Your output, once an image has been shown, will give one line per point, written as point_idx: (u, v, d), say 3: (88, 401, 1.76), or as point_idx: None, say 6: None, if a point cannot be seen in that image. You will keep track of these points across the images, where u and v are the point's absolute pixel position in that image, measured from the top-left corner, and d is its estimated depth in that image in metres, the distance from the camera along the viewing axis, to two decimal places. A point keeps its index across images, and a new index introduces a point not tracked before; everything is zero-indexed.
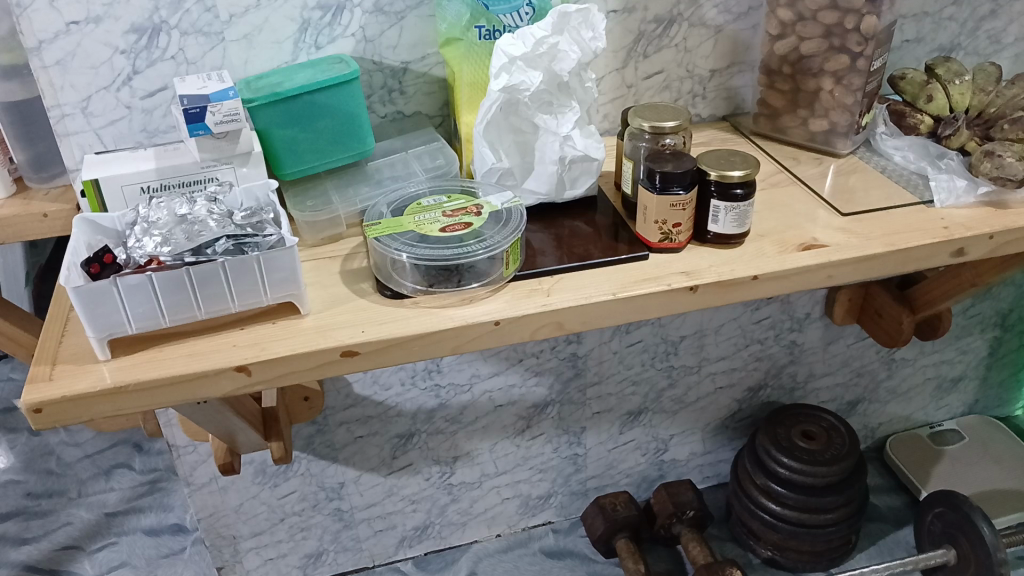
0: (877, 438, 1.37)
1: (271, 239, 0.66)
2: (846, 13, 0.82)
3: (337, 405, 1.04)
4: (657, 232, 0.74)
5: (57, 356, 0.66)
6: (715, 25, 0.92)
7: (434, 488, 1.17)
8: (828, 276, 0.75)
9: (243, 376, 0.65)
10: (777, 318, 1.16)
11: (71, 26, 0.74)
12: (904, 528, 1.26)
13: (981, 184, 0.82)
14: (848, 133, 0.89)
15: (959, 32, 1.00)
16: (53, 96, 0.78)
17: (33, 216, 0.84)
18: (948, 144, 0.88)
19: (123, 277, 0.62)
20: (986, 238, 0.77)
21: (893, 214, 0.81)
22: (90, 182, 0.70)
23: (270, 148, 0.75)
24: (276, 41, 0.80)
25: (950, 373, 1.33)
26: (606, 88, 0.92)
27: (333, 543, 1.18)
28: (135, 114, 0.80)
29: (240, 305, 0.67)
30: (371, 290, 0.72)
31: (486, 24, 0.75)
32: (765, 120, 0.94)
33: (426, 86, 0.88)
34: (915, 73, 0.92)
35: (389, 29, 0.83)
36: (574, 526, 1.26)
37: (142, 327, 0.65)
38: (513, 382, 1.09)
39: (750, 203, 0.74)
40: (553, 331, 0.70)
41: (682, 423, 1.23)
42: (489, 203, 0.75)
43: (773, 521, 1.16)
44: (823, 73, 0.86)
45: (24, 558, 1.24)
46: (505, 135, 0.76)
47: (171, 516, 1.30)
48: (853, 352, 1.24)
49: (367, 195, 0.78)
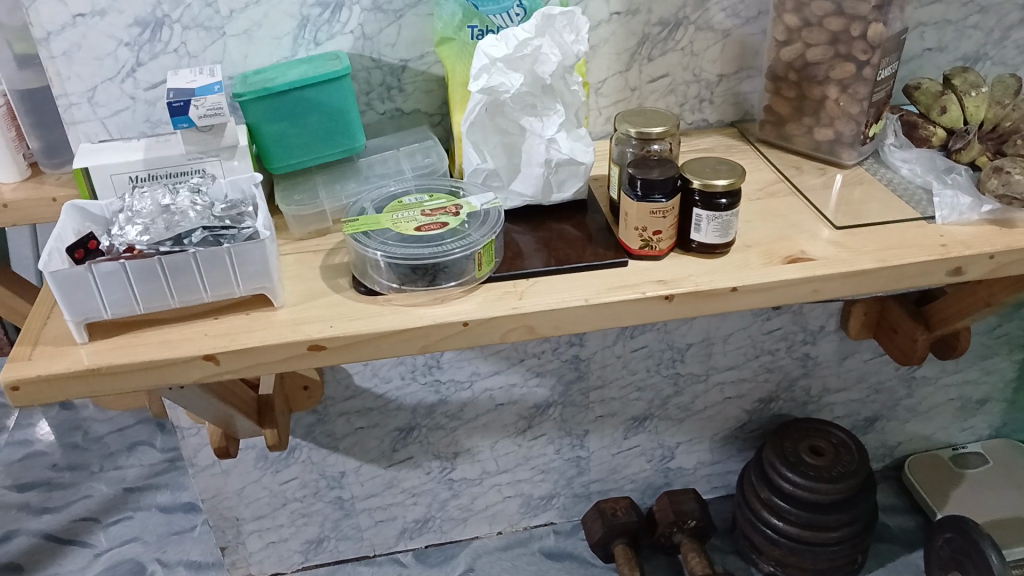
0: (895, 457, 1.33)
1: (246, 232, 0.68)
2: (852, 20, 0.80)
3: (337, 395, 1.05)
4: (637, 239, 0.73)
5: (39, 337, 0.68)
6: (723, 29, 0.90)
7: (435, 483, 1.18)
8: (814, 290, 0.73)
9: (211, 365, 0.66)
10: (789, 329, 1.14)
11: (77, 18, 0.76)
12: (916, 551, 1.22)
13: (986, 202, 0.79)
14: (853, 143, 0.86)
15: (984, 41, 0.96)
16: (61, 86, 0.80)
17: (42, 200, 0.87)
18: (958, 158, 0.85)
19: (98, 264, 0.63)
20: (986, 257, 0.75)
21: (891, 229, 0.78)
22: (79, 170, 0.71)
23: (261, 142, 0.76)
24: (275, 36, 0.82)
25: (974, 395, 1.28)
26: (607, 91, 0.91)
27: (334, 531, 1.19)
28: (138, 105, 0.83)
29: (213, 296, 0.68)
30: (347, 285, 0.73)
31: (479, 24, 0.76)
32: (770, 128, 0.92)
33: (425, 84, 0.88)
34: (930, 83, 0.88)
35: (387, 27, 0.83)
36: (576, 528, 1.25)
37: (118, 313, 0.67)
38: (514, 382, 1.09)
39: (733, 213, 0.72)
40: (524, 334, 0.70)
41: (689, 431, 1.21)
42: (469, 203, 0.75)
43: (775, 536, 1.14)
44: (829, 81, 0.84)
45: (44, 527, 1.28)
46: (491, 136, 0.75)
47: (185, 494, 1.33)
48: (870, 368, 1.21)
49: (353, 191, 0.79)
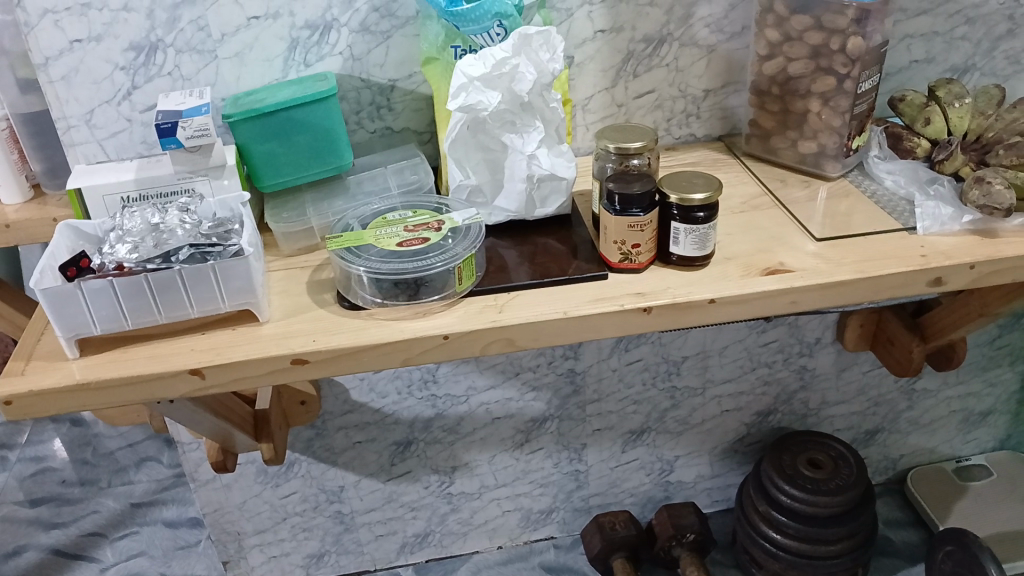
0: (898, 470, 1.33)
1: (232, 249, 0.70)
2: (831, 34, 0.81)
3: (335, 410, 1.07)
4: (617, 252, 0.74)
5: (32, 353, 0.70)
6: (707, 45, 0.91)
7: (434, 497, 1.19)
8: (793, 301, 0.74)
9: (197, 379, 0.68)
10: (786, 342, 1.14)
11: (74, 43, 0.79)
12: (919, 565, 1.21)
13: (967, 212, 0.79)
14: (837, 156, 0.87)
15: (973, 53, 0.97)
16: (60, 109, 0.83)
17: (44, 220, 0.89)
18: (941, 169, 0.85)
19: (86, 281, 0.65)
20: (967, 267, 0.75)
21: (871, 241, 0.79)
22: (72, 191, 0.74)
23: (251, 162, 0.78)
24: (266, 59, 0.84)
25: (977, 407, 1.28)
26: (594, 107, 0.93)
27: (335, 545, 1.20)
28: (135, 127, 0.85)
29: (200, 312, 0.70)
30: (332, 300, 0.74)
31: (462, 44, 0.78)
32: (757, 141, 0.93)
33: (414, 103, 0.89)
34: (915, 94, 0.89)
35: (375, 47, 0.85)
36: (576, 542, 1.26)
37: (108, 328, 0.69)
38: (511, 396, 1.10)
39: (711, 226, 0.73)
40: (504, 347, 0.71)
41: (688, 445, 1.22)
42: (451, 219, 0.76)
43: (774, 550, 1.13)
44: (811, 94, 0.85)
45: (53, 541, 1.31)
46: (473, 153, 0.77)
47: (190, 509, 1.34)
48: (869, 380, 1.20)
49: (341, 208, 0.81)
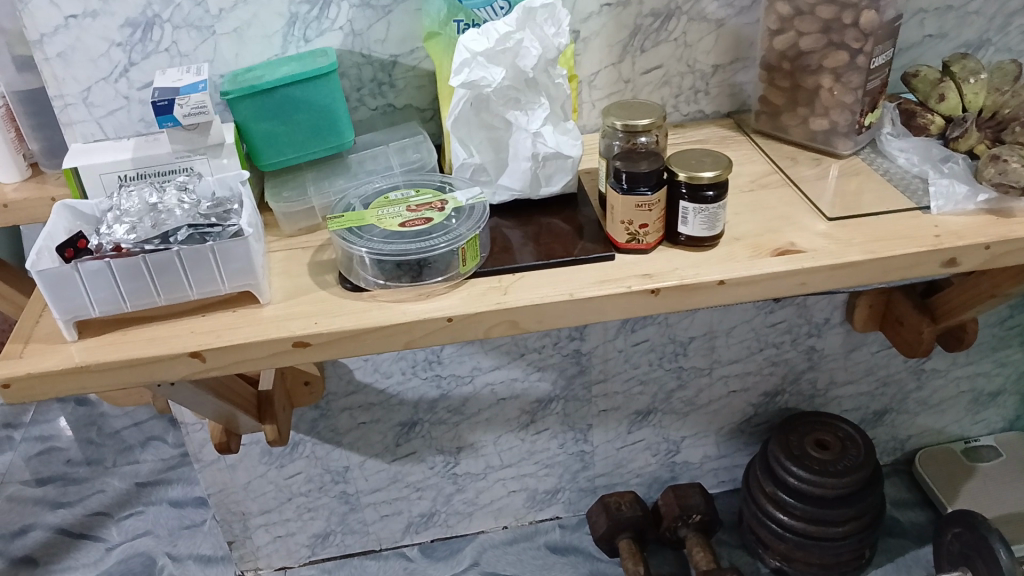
0: (906, 450, 1.32)
1: (231, 229, 0.68)
2: (843, 8, 0.79)
3: (339, 391, 1.06)
4: (624, 233, 0.73)
5: (31, 335, 0.69)
6: (715, 20, 0.89)
7: (438, 477, 1.18)
8: (802, 282, 0.72)
9: (197, 361, 0.67)
10: (794, 322, 1.12)
11: (70, 20, 0.77)
12: (926, 546, 1.20)
13: (982, 190, 0.77)
14: (848, 133, 0.85)
15: (987, 27, 0.95)
16: (57, 87, 0.81)
17: (43, 200, 0.88)
18: (956, 147, 0.83)
19: (84, 262, 0.64)
20: (981, 248, 0.73)
21: (883, 220, 0.77)
22: (68, 170, 0.73)
23: (251, 140, 0.77)
24: (265, 35, 0.82)
25: (987, 387, 1.26)
26: (600, 84, 0.91)
27: (340, 525, 1.20)
28: (133, 105, 0.84)
29: (200, 293, 0.69)
30: (333, 282, 0.73)
31: (464, 18, 0.75)
32: (766, 119, 0.91)
33: (416, 80, 0.88)
34: (929, 70, 0.87)
35: (376, 23, 0.83)
36: (582, 522, 1.25)
37: (106, 310, 0.68)
38: (516, 376, 1.09)
39: (720, 205, 0.72)
40: (508, 329, 0.70)
41: (695, 425, 1.21)
42: (455, 198, 0.75)
43: (781, 531, 1.13)
44: (822, 70, 0.83)
45: (59, 521, 1.31)
46: (476, 131, 0.76)
47: (196, 489, 1.34)
48: (878, 360, 1.19)
49: (342, 187, 0.79)
